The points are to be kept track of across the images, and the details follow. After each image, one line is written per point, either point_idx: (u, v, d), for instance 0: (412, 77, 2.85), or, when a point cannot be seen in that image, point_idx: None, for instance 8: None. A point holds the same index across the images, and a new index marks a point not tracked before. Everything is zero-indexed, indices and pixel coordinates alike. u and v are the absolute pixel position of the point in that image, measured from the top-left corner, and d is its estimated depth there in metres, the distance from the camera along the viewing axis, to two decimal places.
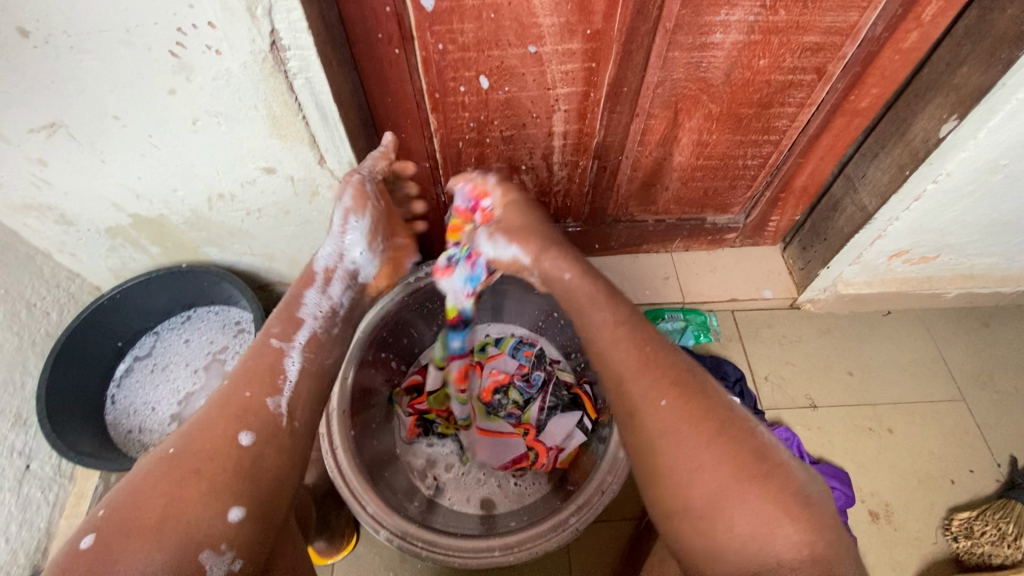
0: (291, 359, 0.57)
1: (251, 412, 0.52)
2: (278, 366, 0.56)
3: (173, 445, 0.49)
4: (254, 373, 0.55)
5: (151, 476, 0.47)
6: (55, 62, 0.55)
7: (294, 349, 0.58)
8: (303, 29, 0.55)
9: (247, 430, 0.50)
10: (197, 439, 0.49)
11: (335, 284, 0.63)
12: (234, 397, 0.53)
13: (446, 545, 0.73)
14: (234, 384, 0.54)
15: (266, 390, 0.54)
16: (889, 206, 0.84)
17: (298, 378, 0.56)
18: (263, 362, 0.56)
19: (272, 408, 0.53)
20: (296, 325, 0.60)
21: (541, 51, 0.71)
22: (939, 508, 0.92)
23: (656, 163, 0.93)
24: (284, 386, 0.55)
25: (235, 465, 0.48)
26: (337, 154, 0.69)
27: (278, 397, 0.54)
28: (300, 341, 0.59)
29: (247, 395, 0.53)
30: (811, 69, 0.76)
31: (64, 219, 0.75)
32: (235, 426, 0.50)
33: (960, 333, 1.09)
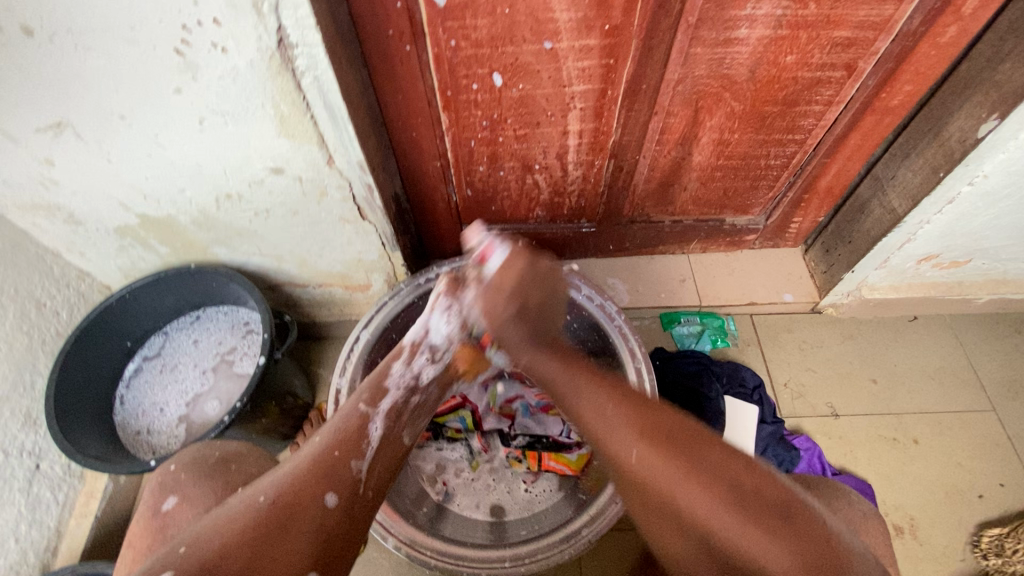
0: (375, 427, 0.60)
1: (338, 474, 0.53)
2: (362, 431, 0.59)
3: (264, 494, 0.50)
4: (344, 437, 0.57)
5: (236, 528, 0.47)
6: (59, 60, 0.53)
7: (378, 416, 0.62)
8: (311, 26, 0.53)
9: (334, 491, 0.51)
10: (286, 491, 0.50)
11: (418, 358, 0.71)
12: (324, 456, 0.54)
13: (457, 554, 0.72)
14: (325, 443, 0.56)
15: (352, 452, 0.56)
16: (920, 209, 0.80)
17: (380, 443, 0.59)
18: (351, 427, 0.59)
19: (355, 472, 0.54)
20: (381, 394, 0.64)
21: (557, 47, 0.68)
22: (966, 524, 0.89)
23: (674, 163, 0.90)
24: (366, 449, 0.57)
25: (319, 526, 0.49)
26: (346, 154, 0.67)
27: (361, 462, 0.56)
28: (384, 408, 0.63)
29: (336, 454, 0.55)
30: (841, 65, 0.72)
31: (72, 219, 0.74)
32: (322, 487, 0.51)
33: (990, 340, 1.05)
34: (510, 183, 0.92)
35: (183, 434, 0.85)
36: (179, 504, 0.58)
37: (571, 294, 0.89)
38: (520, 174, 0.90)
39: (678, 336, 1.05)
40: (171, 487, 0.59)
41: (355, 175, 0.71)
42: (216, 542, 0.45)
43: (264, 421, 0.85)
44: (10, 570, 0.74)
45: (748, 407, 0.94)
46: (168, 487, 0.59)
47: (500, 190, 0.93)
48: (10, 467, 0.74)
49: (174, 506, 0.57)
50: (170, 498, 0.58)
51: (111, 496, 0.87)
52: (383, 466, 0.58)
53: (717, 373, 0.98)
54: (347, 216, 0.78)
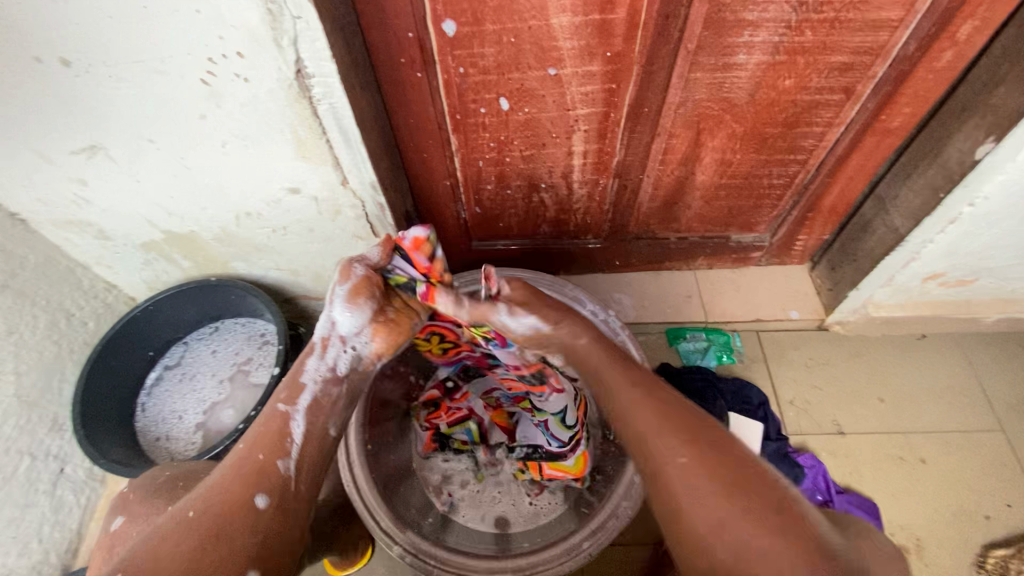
0: (296, 423, 0.60)
1: (265, 475, 0.55)
2: (284, 431, 0.59)
3: (192, 508, 0.53)
4: (264, 439, 0.58)
5: (169, 540, 0.50)
6: (96, 89, 0.58)
7: (299, 412, 0.61)
8: (327, 58, 0.56)
9: (262, 492, 0.54)
10: (214, 502, 0.53)
11: (331, 350, 0.65)
12: (249, 461, 0.56)
13: (460, 564, 0.74)
14: (249, 449, 0.58)
15: (277, 452, 0.57)
16: (922, 228, 0.81)
17: (304, 440, 0.60)
18: (272, 428, 0.59)
19: (280, 470, 0.56)
20: (299, 390, 0.63)
21: (561, 73, 0.71)
22: (973, 545, 0.88)
23: (677, 182, 0.92)
24: (290, 446, 0.58)
25: (247, 528, 0.52)
26: (360, 175, 0.71)
27: (287, 459, 0.57)
28: (305, 403, 0.62)
29: (260, 457, 0.57)
30: (839, 88, 0.74)
31: (102, 234, 0.79)
32: (251, 489, 0.54)
33: (1001, 359, 1.04)
34: (517, 201, 0.94)
35: (199, 441, 0.88)
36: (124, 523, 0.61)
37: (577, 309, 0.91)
38: (527, 192, 0.93)
39: (683, 352, 1.06)
40: (119, 508, 0.63)
41: (368, 195, 0.74)
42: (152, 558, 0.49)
43: None
44: (33, 570, 0.77)
45: (753, 423, 0.95)
46: (116, 507, 0.63)
47: (508, 208, 0.96)
48: (37, 469, 0.78)
49: (120, 526, 0.61)
50: (117, 518, 0.62)
51: None
52: (313, 462, 0.59)
53: (723, 390, 0.99)
54: (360, 233, 0.81)
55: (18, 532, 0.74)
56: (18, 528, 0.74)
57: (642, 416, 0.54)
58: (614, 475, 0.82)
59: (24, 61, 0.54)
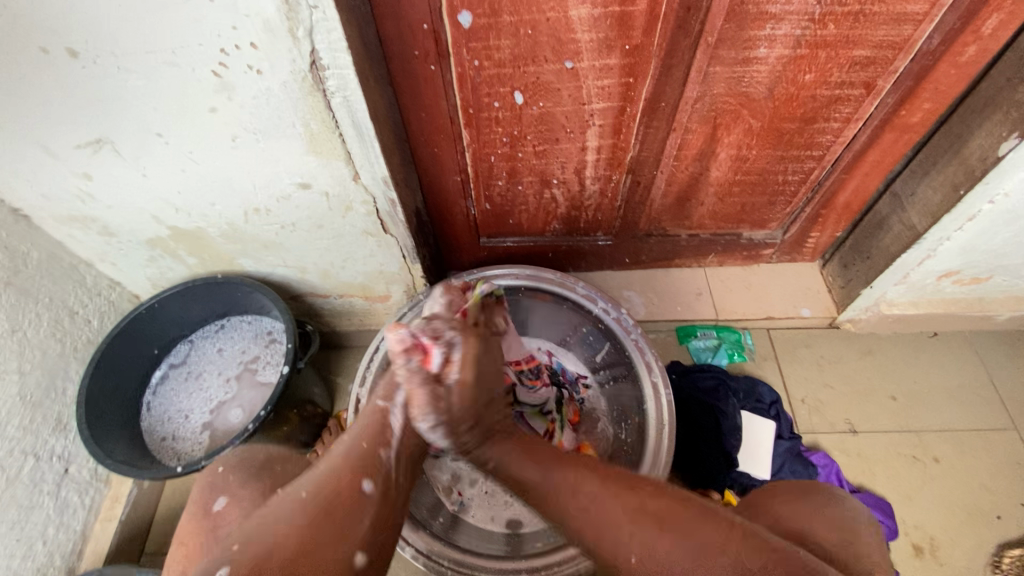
0: (395, 416, 0.59)
1: (370, 462, 0.55)
2: (385, 422, 0.59)
3: (303, 489, 0.52)
4: (368, 429, 0.58)
5: (283, 520, 0.49)
6: (103, 81, 0.56)
7: (396, 407, 0.59)
8: (342, 49, 0.55)
9: (369, 478, 0.54)
10: (327, 486, 0.52)
11: None
12: (354, 449, 0.56)
13: (472, 564, 0.73)
14: (353, 438, 0.57)
15: (379, 442, 0.57)
16: (940, 226, 0.80)
17: (404, 432, 0.59)
18: (374, 419, 0.59)
19: (385, 459, 0.56)
20: (395, 389, 0.61)
21: (578, 66, 0.70)
22: (987, 544, 0.87)
23: (691, 178, 0.91)
24: (392, 437, 0.58)
25: (359, 509, 0.51)
26: (372, 170, 0.69)
27: (390, 449, 0.57)
28: (400, 400, 0.60)
29: (363, 446, 0.56)
30: (860, 83, 0.73)
31: (106, 230, 0.77)
32: (357, 475, 0.53)
33: (1012, 357, 1.03)
34: (528, 198, 0.93)
35: (207, 440, 0.87)
36: (230, 503, 0.63)
37: (588, 307, 0.91)
38: (539, 188, 0.91)
39: (694, 350, 1.05)
40: (219, 489, 0.64)
41: (380, 191, 0.73)
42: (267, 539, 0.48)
43: (286, 428, 0.87)
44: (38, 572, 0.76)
45: (767, 422, 0.94)
46: (217, 489, 0.64)
47: (519, 204, 0.95)
48: (41, 470, 0.76)
49: (225, 505, 0.62)
50: (220, 499, 0.63)
51: (135, 500, 0.89)
52: (409, 447, 0.59)
53: (734, 388, 0.97)
54: (371, 230, 0.80)
55: (23, 534, 0.73)
56: (22, 530, 0.73)
57: (563, 491, 0.54)
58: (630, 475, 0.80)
59: (30, 52, 0.52)
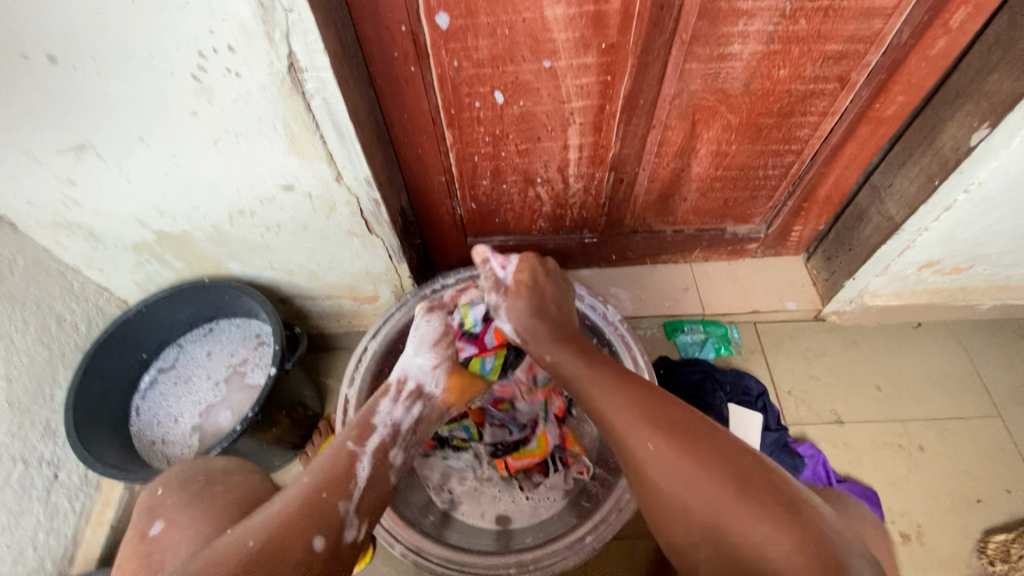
0: (362, 465, 0.63)
1: (327, 513, 0.55)
2: (350, 471, 0.62)
3: (252, 539, 0.50)
4: (332, 477, 0.59)
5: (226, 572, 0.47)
6: (83, 86, 0.56)
7: (365, 454, 0.64)
8: (319, 51, 0.55)
9: (321, 535, 0.53)
10: (276, 538, 0.51)
11: (402, 397, 0.74)
12: (312, 498, 0.56)
13: (462, 562, 0.73)
14: (314, 484, 0.58)
15: (339, 493, 0.58)
16: (917, 216, 0.82)
17: (366, 483, 0.62)
18: (338, 464, 0.62)
19: (342, 511, 0.57)
20: (368, 432, 0.68)
21: (556, 65, 0.71)
22: (972, 530, 0.88)
23: (673, 174, 0.92)
24: (354, 490, 0.59)
25: (305, 568, 0.50)
26: (354, 171, 0.70)
27: (347, 502, 0.58)
28: (370, 446, 0.66)
29: (324, 495, 0.57)
30: (834, 77, 0.74)
31: (92, 235, 0.78)
32: (311, 529, 0.53)
33: (995, 346, 1.04)
34: (513, 197, 0.94)
35: (196, 444, 0.87)
36: (166, 529, 0.57)
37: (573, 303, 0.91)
38: (523, 187, 0.92)
39: (682, 344, 1.06)
40: (156, 512, 0.59)
41: (363, 191, 0.74)
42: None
43: (275, 430, 0.87)
44: None
45: (753, 414, 0.95)
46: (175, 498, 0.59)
47: (504, 204, 0.95)
48: (30, 476, 0.76)
49: (160, 531, 0.57)
50: (156, 523, 0.58)
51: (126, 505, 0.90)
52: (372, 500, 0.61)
53: (720, 381, 0.98)
54: (355, 230, 0.80)
55: (13, 540, 0.73)
56: (12, 536, 0.73)
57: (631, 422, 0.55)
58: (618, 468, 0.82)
59: (10, 58, 0.53)
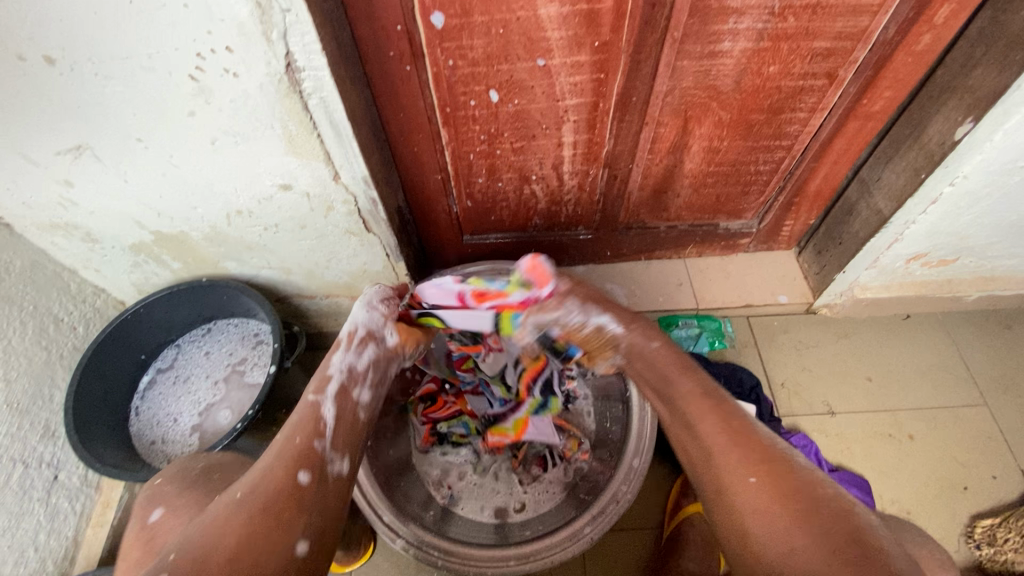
0: (327, 407, 0.60)
1: (305, 452, 0.55)
2: (318, 415, 0.59)
3: (239, 490, 0.51)
4: (299, 424, 0.57)
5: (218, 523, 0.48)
6: (82, 88, 0.57)
7: (327, 400, 0.61)
8: (317, 51, 0.56)
9: (304, 469, 0.53)
10: (259, 485, 0.51)
11: (357, 346, 0.66)
12: (287, 445, 0.55)
13: (462, 554, 0.74)
14: (286, 434, 0.57)
15: (313, 434, 0.57)
16: (904, 209, 0.83)
17: (336, 423, 0.59)
18: (306, 413, 0.59)
19: (319, 448, 0.55)
20: (325, 381, 0.63)
21: (550, 63, 0.72)
22: (960, 516, 0.90)
23: (666, 170, 0.93)
24: (325, 429, 0.57)
25: (296, 501, 0.51)
26: (351, 170, 0.71)
27: (323, 441, 0.56)
28: (331, 393, 0.62)
29: (297, 440, 0.56)
30: (822, 73, 0.75)
31: (90, 237, 0.78)
32: (289, 468, 0.53)
33: (982, 336, 1.07)
34: (509, 194, 0.95)
35: (197, 443, 0.87)
36: (164, 514, 0.58)
37: None
38: (518, 184, 0.93)
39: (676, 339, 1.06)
40: (156, 499, 0.60)
41: (360, 190, 0.74)
42: (201, 544, 0.47)
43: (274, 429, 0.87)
44: None
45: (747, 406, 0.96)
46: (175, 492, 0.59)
47: (500, 201, 0.96)
48: (30, 477, 0.76)
49: (160, 516, 0.58)
50: (155, 509, 0.59)
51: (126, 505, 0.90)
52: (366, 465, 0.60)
53: (714, 374, 1.00)
54: (353, 229, 0.81)
55: (14, 540, 0.73)
56: (13, 536, 0.73)
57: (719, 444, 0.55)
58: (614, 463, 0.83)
59: (8, 60, 0.53)
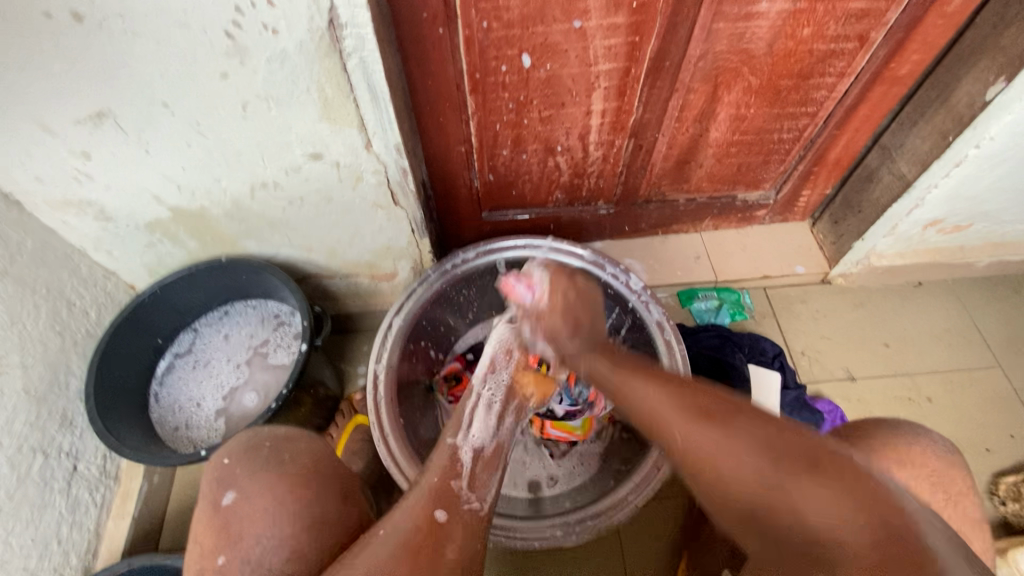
0: (465, 450, 0.60)
1: (445, 492, 0.54)
2: (456, 457, 0.59)
3: (382, 528, 0.50)
4: (438, 468, 0.58)
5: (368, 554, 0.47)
6: (108, 47, 0.53)
7: (465, 446, 0.61)
8: (361, 5, 0.54)
9: (441, 507, 0.52)
10: (401, 525, 0.50)
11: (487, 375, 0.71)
12: (427, 483, 0.56)
13: (506, 527, 0.74)
14: (425, 476, 0.57)
15: (449, 474, 0.56)
16: (929, 173, 0.84)
17: (473, 463, 0.59)
18: (444, 458, 0.59)
19: (458, 490, 0.55)
20: (463, 426, 0.63)
21: (586, 26, 0.70)
22: (983, 474, 0.93)
23: (691, 140, 0.92)
24: (463, 469, 0.57)
25: (437, 535, 0.50)
26: (385, 137, 0.68)
27: (460, 480, 0.56)
28: (471, 438, 0.62)
29: (436, 480, 0.56)
30: (854, 36, 0.75)
31: (103, 214, 0.74)
32: (432, 506, 0.52)
33: (992, 301, 1.09)
34: (532, 166, 0.93)
35: (222, 428, 0.84)
36: (238, 499, 0.53)
37: (596, 273, 0.91)
38: (542, 157, 0.92)
39: (696, 312, 1.07)
40: (226, 481, 0.55)
41: (392, 159, 0.72)
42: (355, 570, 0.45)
43: (299, 411, 0.85)
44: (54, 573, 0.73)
45: (772, 373, 0.97)
46: (221, 476, 0.55)
47: (522, 174, 0.95)
48: (50, 468, 0.73)
49: (247, 484, 0.54)
50: (228, 494, 0.54)
51: (147, 496, 0.86)
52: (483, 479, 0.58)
53: (738, 344, 1.00)
54: (381, 202, 0.79)
55: (37, 534, 0.70)
56: (36, 530, 0.70)
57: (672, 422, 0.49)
58: None
59: (29, 15, 0.50)
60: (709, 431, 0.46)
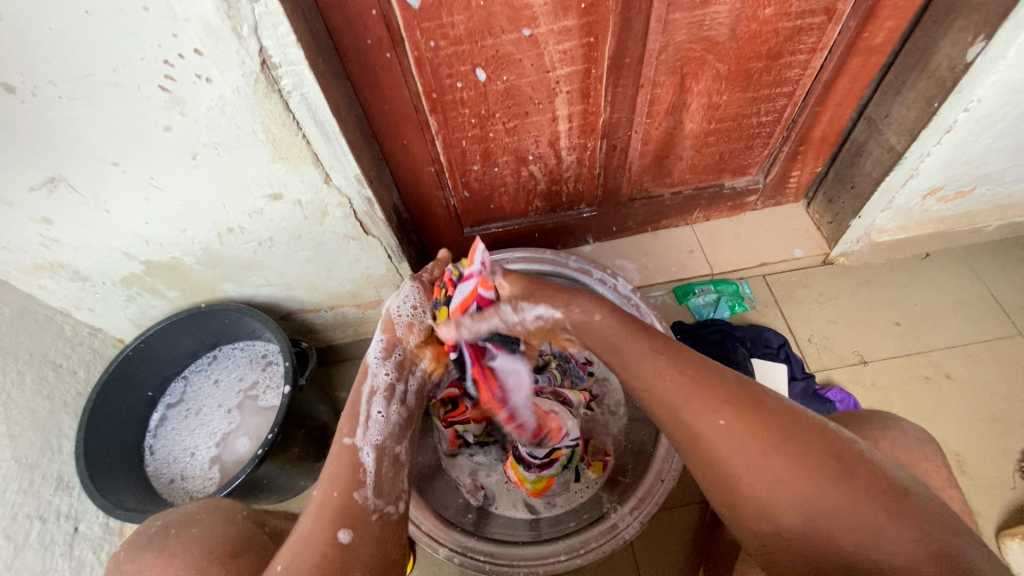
0: (365, 451, 0.59)
1: (344, 509, 0.53)
2: (357, 462, 0.57)
3: (280, 561, 0.50)
4: (336, 476, 0.56)
5: None
6: (46, 114, 0.53)
7: (367, 445, 0.59)
8: (292, 43, 0.52)
9: (343, 528, 0.51)
10: (300, 551, 0.49)
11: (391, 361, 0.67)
12: (326, 500, 0.54)
13: (511, 556, 0.72)
14: (323, 486, 0.55)
15: (351, 486, 0.55)
16: (919, 142, 0.80)
17: (377, 468, 0.58)
18: (342, 463, 0.57)
19: (359, 500, 0.54)
20: (358, 422, 0.61)
21: (536, 33, 0.68)
22: (1012, 451, 0.88)
23: (666, 134, 0.89)
24: (364, 475, 0.56)
25: (326, 560, 0.49)
26: (343, 170, 0.67)
27: (364, 489, 0.56)
28: (370, 436, 0.60)
29: (336, 494, 0.54)
30: (820, 10, 0.72)
31: (78, 275, 0.74)
32: (331, 526, 0.51)
33: (1007, 265, 1.04)
34: (506, 178, 0.91)
35: (217, 475, 0.85)
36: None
37: (584, 280, 0.88)
38: (515, 167, 0.90)
39: (695, 308, 1.05)
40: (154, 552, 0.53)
41: (354, 190, 0.70)
42: None
43: (296, 452, 0.84)
44: None
45: (778, 366, 0.93)
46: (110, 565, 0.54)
47: (498, 186, 0.93)
48: (49, 531, 0.72)
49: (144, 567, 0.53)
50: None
51: None
52: (389, 478, 0.58)
53: (740, 338, 0.97)
54: (351, 233, 0.77)
55: None
56: None
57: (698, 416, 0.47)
58: (652, 438, 0.81)
59: None
60: (739, 425, 0.46)
